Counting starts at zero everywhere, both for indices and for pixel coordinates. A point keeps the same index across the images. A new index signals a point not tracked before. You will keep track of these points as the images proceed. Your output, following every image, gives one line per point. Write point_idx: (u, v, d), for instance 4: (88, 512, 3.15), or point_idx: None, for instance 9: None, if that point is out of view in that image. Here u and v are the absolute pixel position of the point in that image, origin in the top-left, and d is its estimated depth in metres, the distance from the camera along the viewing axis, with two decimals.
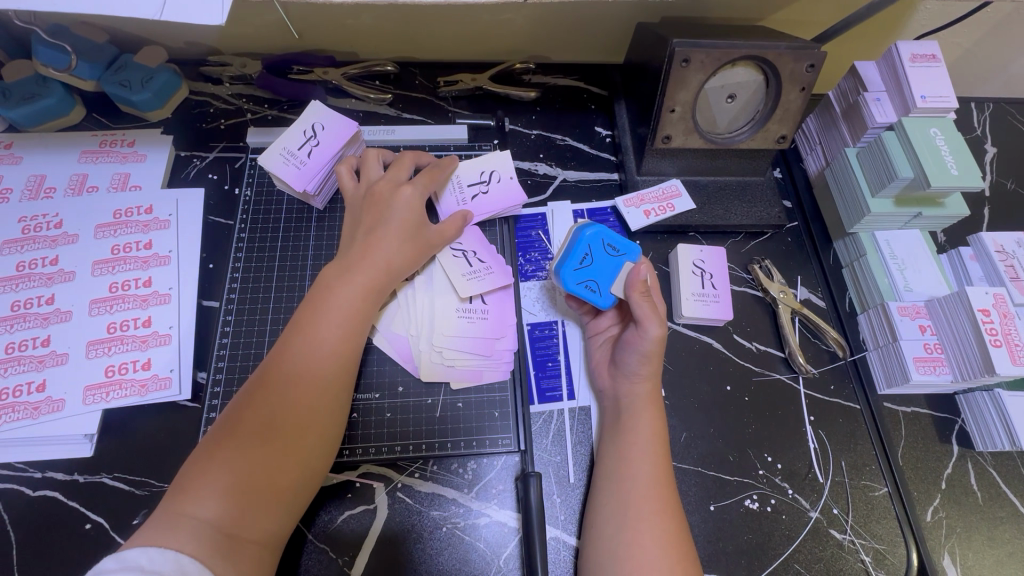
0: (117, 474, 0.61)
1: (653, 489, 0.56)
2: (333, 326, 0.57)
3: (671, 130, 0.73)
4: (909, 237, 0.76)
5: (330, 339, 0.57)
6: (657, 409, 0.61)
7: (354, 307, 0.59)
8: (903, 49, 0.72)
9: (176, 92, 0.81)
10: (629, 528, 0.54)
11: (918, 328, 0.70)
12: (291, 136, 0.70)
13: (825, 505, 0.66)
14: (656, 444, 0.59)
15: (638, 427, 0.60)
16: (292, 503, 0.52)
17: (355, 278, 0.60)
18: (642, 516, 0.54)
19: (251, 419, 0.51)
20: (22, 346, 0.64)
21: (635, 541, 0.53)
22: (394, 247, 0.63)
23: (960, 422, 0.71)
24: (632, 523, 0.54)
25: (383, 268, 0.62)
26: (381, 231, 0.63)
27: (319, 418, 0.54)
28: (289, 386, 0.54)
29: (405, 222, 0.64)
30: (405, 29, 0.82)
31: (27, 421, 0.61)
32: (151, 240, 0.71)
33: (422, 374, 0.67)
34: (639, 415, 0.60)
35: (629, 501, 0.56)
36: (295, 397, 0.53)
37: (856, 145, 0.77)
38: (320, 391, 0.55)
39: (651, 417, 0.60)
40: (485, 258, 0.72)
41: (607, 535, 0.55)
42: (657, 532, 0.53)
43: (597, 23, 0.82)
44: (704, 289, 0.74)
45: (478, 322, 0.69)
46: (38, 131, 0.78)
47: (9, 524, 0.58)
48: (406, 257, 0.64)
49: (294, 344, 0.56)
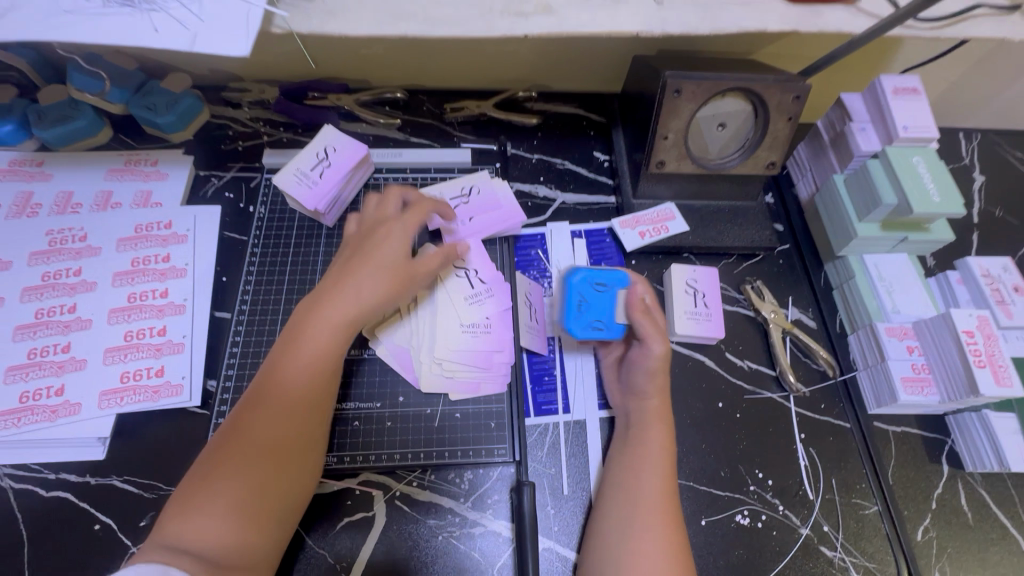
0: (128, 477, 0.63)
1: (660, 499, 0.58)
2: (307, 359, 0.58)
3: (665, 155, 0.77)
4: (896, 260, 0.78)
5: (306, 378, 0.58)
6: (670, 425, 0.63)
7: (332, 348, 0.60)
8: (886, 82, 0.76)
9: (197, 115, 0.87)
10: (635, 536, 0.55)
11: (906, 348, 0.72)
12: (304, 158, 0.73)
13: (815, 522, 0.67)
14: (664, 456, 0.61)
15: (647, 439, 0.62)
16: (280, 523, 0.55)
17: (332, 321, 0.60)
18: (648, 525, 0.56)
19: (229, 461, 0.53)
20: (43, 352, 0.66)
21: (644, 550, 0.54)
22: (379, 288, 0.62)
23: (950, 443, 0.72)
24: (639, 529, 0.56)
25: (359, 306, 0.61)
26: (361, 273, 0.63)
27: (298, 453, 0.57)
28: (264, 423, 0.55)
29: (386, 261, 0.64)
30: (415, 59, 0.87)
31: (45, 423, 0.63)
32: (169, 253, 0.74)
33: (421, 386, 0.69)
34: (649, 428, 0.63)
35: (636, 508, 0.57)
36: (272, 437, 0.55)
37: (843, 172, 0.80)
38: (296, 429, 0.56)
39: (660, 430, 0.63)
40: (486, 278, 0.74)
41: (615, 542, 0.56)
42: (663, 544, 0.55)
43: (595, 55, 0.88)
44: (696, 308, 0.76)
45: (478, 335, 0.71)
46: (68, 151, 0.83)
47: (23, 524, 0.61)
48: (387, 299, 0.63)
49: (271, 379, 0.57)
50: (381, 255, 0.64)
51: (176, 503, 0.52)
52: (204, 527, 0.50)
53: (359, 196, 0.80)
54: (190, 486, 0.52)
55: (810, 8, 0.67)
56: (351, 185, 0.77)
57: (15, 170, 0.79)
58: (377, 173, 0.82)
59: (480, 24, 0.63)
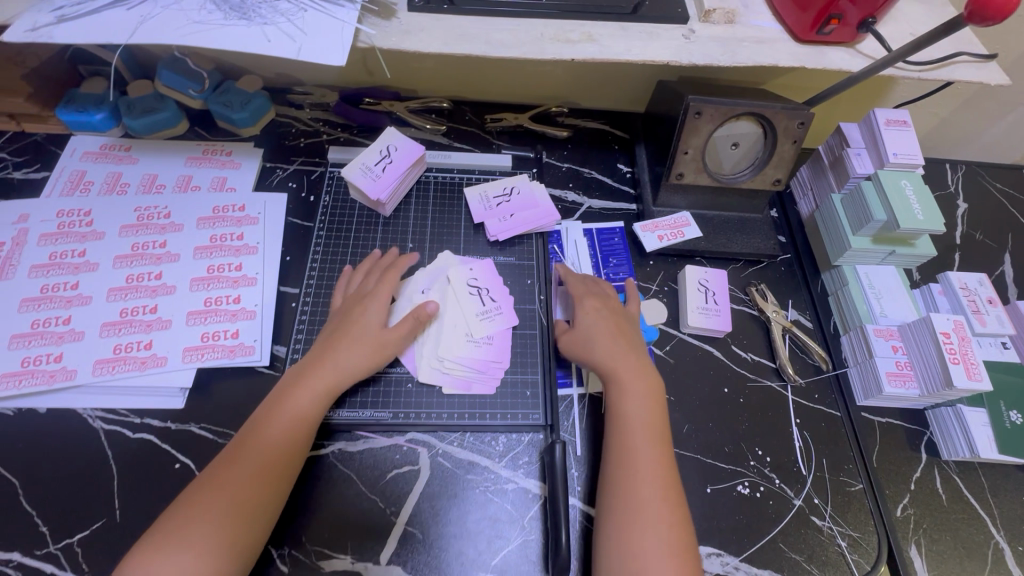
0: (204, 424, 0.72)
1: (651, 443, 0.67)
2: (285, 419, 0.66)
3: (684, 168, 0.87)
4: (885, 271, 0.88)
5: (281, 435, 0.65)
6: (643, 381, 0.71)
7: (307, 413, 0.67)
8: (879, 115, 0.86)
9: (265, 114, 0.97)
10: (635, 478, 0.64)
11: (891, 347, 0.82)
12: (368, 155, 0.83)
13: (808, 495, 0.75)
14: (641, 409, 0.69)
15: (633, 385, 0.71)
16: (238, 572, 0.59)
17: (311, 386, 0.68)
18: (642, 471, 0.65)
19: (197, 513, 0.59)
20: (134, 311, 0.75)
21: (643, 492, 0.63)
22: (354, 360, 0.70)
23: (928, 434, 0.82)
24: (636, 470, 0.65)
25: (336, 375, 0.69)
26: (342, 345, 0.71)
27: (258, 511, 0.61)
28: (234, 477, 0.61)
29: (365, 337, 0.72)
30: (464, 72, 0.98)
31: (136, 371, 0.72)
32: (243, 232, 0.84)
33: (419, 376, 0.75)
34: (635, 379, 0.71)
35: (627, 454, 0.66)
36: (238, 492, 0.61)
37: (840, 192, 0.90)
38: (270, 480, 0.63)
39: (645, 381, 0.72)
40: (496, 297, 0.82)
41: (614, 484, 0.65)
42: (659, 488, 0.64)
43: (623, 77, 0.99)
44: (706, 304, 0.85)
45: (483, 346, 0.78)
46: (151, 138, 0.93)
47: (112, 460, 0.69)
48: (362, 371, 0.71)
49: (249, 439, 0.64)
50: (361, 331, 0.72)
51: (148, 547, 0.57)
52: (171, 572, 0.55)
53: (412, 192, 0.90)
54: (161, 534, 0.58)
55: (816, 48, 0.78)
56: (407, 180, 0.87)
57: (105, 153, 0.89)
58: (428, 172, 0.92)
59: (534, 47, 0.74)
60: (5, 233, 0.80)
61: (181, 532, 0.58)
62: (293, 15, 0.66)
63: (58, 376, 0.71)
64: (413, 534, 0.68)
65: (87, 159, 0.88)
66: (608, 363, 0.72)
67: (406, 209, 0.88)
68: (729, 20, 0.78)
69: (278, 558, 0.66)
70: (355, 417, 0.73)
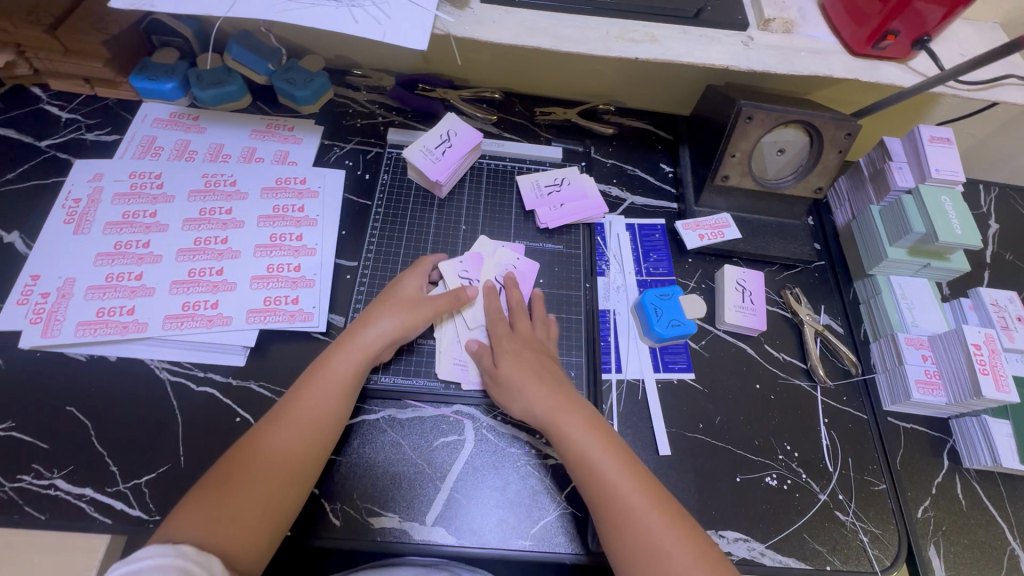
0: (263, 382, 0.76)
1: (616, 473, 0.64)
2: (326, 381, 0.68)
3: (730, 171, 0.90)
4: (917, 283, 0.91)
5: (321, 395, 0.67)
6: (575, 414, 0.69)
7: (345, 375, 0.69)
8: (924, 131, 0.89)
9: (325, 93, 1.00)
10: (620, 510, 0.61)
11: (921, 356, 0.84)
12: (430, 138, 0.87)
13: (833, 491, 0.78)
14: (595, 439, 0.66)
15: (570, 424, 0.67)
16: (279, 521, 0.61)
17: (349, 350, 0.71)
18: (621, 503, 0.61)
19: (239, 474, 0.61)
20: (201, 272, 0.79)
21: (634, 519, 0.60)
22: (388, 326, 0.73)
23: (951, 442, 0.84)
24: (613, 500, 0.62)
25: (373, 338, 0.72)
26: (379, 311, 0.74)
27: (297, 474, 0.63)
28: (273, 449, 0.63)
29: (399, 304, 0.75)
30: (518, 65, 1.01)
31: (203, 328, 0.76)
32: (304, 205, 0.88)
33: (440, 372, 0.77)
34: (573, 418, 0.68)
35: (602, 490, 0.63)
36: (280, 459, 0.63)
37: (879, 204, 0.93)
38: (311, 436, 0.65)
39: (580, 417, 0.68)
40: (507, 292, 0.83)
41: (601, 523, 0.62)
42: (654, 509, 0.61)
43: (673, 79, 1.01)
44: (744, 303, 0.88)
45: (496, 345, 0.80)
46: (216, 109, 0.97)
47: (177, 409, 0.73)
48: (398, 334, 0.73)
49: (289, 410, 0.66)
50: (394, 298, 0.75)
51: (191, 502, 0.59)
52: (214, 518, 0.57)
53: (465, 176, 0.93)
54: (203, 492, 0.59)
55: (870, 62, 0.81)
56: (464, 165, 0.90)
57: (174, 120, 0.93)
58: (482, 159, 0.96)
59: (600, 44, 0.77)
60: (81, 190, 0.84)
61: (226, 491, 0.59)
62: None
63: (130, 327, 0.75)
64: (457, 499, 0.71)
65: (158, 125, 0.92)
66: (541, 407, 0.69)
67: (460, 192, 0.92)
68: (787, 30, 0.81)
69: (330, 513, 0.69)
70: (407, 385, 0.77)
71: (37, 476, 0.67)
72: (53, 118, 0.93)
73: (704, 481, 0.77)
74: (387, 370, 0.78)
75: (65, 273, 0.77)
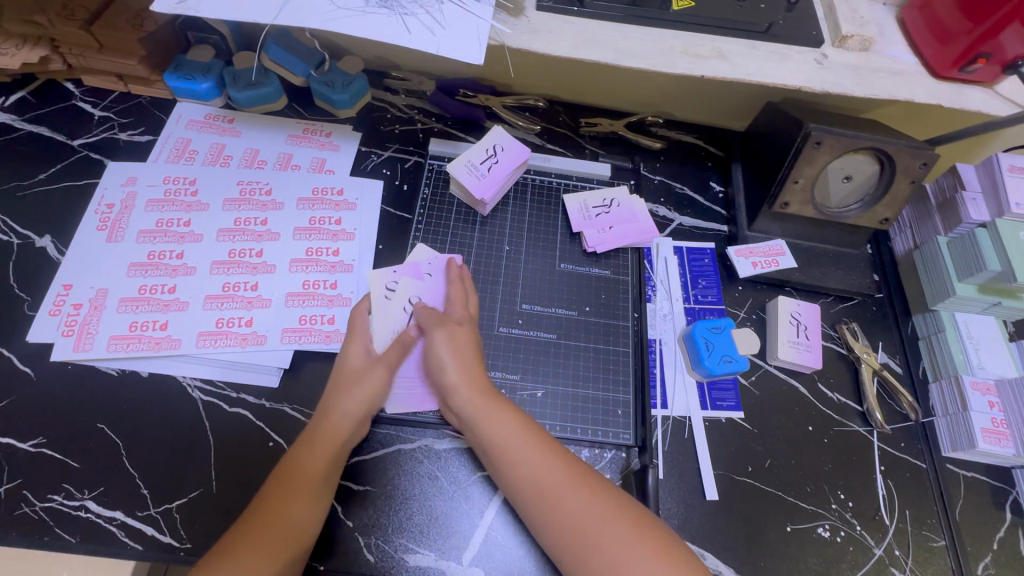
0: (297, 405, 0.73)
1: (550, 470, 0.62)
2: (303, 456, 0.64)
3: (790, 198, 0.85)
4: (985, 321, 0.86)
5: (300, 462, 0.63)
6: (502, 403, 0.67)
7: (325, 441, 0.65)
8: (1003, 160, 0.83)
9: (363, 96, 0.96)
10: (545, 486, 0.61)
11: (987, 403, 0.79)
12: (474, 153, 0.83)
13: (888, 545, 0.74)
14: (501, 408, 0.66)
15: (497, 418, 0.65)
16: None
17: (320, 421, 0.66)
18: (553, 483, 0.61)
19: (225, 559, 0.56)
20: (236, 287, 0.77)
21: (562, 500, 0.60)
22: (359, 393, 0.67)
23: (1014, 493, 0.79)
24: (537, 477, 0.62)
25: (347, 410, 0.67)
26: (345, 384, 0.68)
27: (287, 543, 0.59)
28: (278, 520, 0.59)
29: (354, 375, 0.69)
30: (564, 74, 0.96)
31: (236, 347, 0.73)
32: (340, 217, 0.84)
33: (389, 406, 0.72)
34: (495, 413, 0.66)
35: (542, 490, 0.61)
36: (283, 532, 0.59)
37: (947, 235, 0.87)
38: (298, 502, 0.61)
39: (501, 410, 0.66)
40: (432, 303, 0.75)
41: (529, 507, 0.62)
42: (585, 496, 0.60)
43: (729, 93, 0.96)
44: (798, 338, 0.84)
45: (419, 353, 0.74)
46: (251, 111, 0.93)
47: (210, 432, 0.70)
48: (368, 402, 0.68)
49: (291, 478, 0.62)
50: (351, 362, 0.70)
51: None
52: None
53: (509, 192, 0.89)
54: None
55: (954, 85, 0.74)
56: (508, 181, 0.86)
57: (209, 123, 0.90)
58: (526, 174, 0.91)
59: (663, 59, 0.72)
60: (115, 195, 0.82)
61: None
62: (432, 7, 0.65)
63: (163, 343, 0.72)
64: (495, 538, 0.68)
65: (192, 128, 0.89)
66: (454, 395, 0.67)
67: (503, 209, 0.88)
68: (864, 47, 0.75)
69: (364, 548, 0.67)
70: (447, 416, 0.74)
71: (67, 497, 0.65)
72: (86, 116, 0.90)
73: (752, 529, 0.73)
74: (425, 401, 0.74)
75: (98, 283, 0.75)
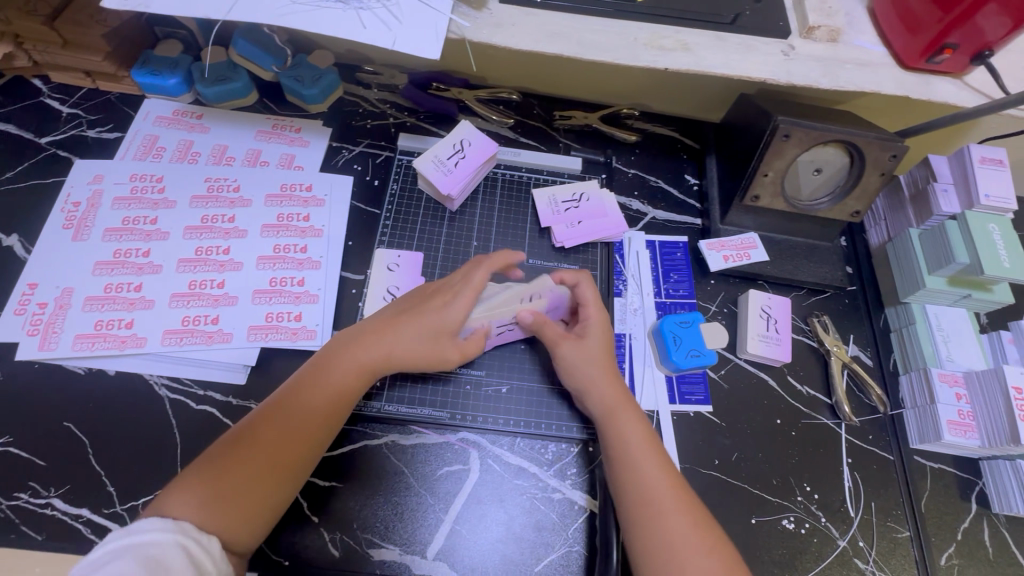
0: (263, 402, 0.73)
1: (676, 491, 0.62)
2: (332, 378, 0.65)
3: (761, 191, 0.85)
4: (955, 314, 0.85)
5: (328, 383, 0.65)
6: (635, 413, 0.68)
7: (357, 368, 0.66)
8: (974, 151, 0.83)
9: (335, 90, 0.95)
10: (632, 455, 0.65)
11: (954, 395, 0.79)
12: (442, 147, 0.83)
13: (853, 536, 0.75)
14: (610, 386, 0.70)
15: (625, 422, 0.67)
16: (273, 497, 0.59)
17: (362, 349, 0.67)
18: (660, 496, 0.61)
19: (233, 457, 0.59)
20: (202, 284, 0.77)
21: (644, 468, 0.63)
22: (412, 344, 0.67)
23: (980, 484, 0.80)
24: (626, 444, 0.65)
25: (385, 355, 0.67)
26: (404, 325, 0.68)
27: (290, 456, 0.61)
28: (290, 432, 0.61)
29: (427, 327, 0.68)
30: (535, 68, 0.95)
31: (202, 345, 0.73)
32: (309, 214, 0.84)
33: None
34: (632, 422, 0.67)
35: (645, 500, 0.61)
36: (290, 445, 0.61)
37: (919, 227, 0.87)
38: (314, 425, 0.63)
39: (631, 416, 0.68)
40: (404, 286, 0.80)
41: (631, 514, 0.61)
42: (686, 517, 0.60)
43: (703, 85, 0.95)
44: (768, 331, 0.84)
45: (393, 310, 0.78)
46: (221, 107, 0.92)
47: (176, 429, 0.70)
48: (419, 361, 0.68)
49: (307, 396, 0.63)
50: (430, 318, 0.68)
51: (190, 479, 0.57)
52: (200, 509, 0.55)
53: (479, 187, 0.90)
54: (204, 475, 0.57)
55: (922, 76, 0.74)
56: (477, 176, 0.86)
57: (177, 119, 0.90)
58: (496, 169, 0.92)
59: (627, 52, 0.71)
60: (81, 194, 0.82)
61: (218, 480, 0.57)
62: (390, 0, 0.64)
63: (128, 342, 0.73)
64: (459, 533, 0.69)
65: (160, 124, 0.89)
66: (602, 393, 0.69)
67: (473, 204, 0.88)
68: (832, 38, 0.74)
69: (329, 542, 0.67)
70: (414, 413, 0.74)
71: (33, 495, 0.66)
72: (53, 113, 0.90)
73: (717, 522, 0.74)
74: (391, 398, 0.75)
75: (64, 282, 0.75)
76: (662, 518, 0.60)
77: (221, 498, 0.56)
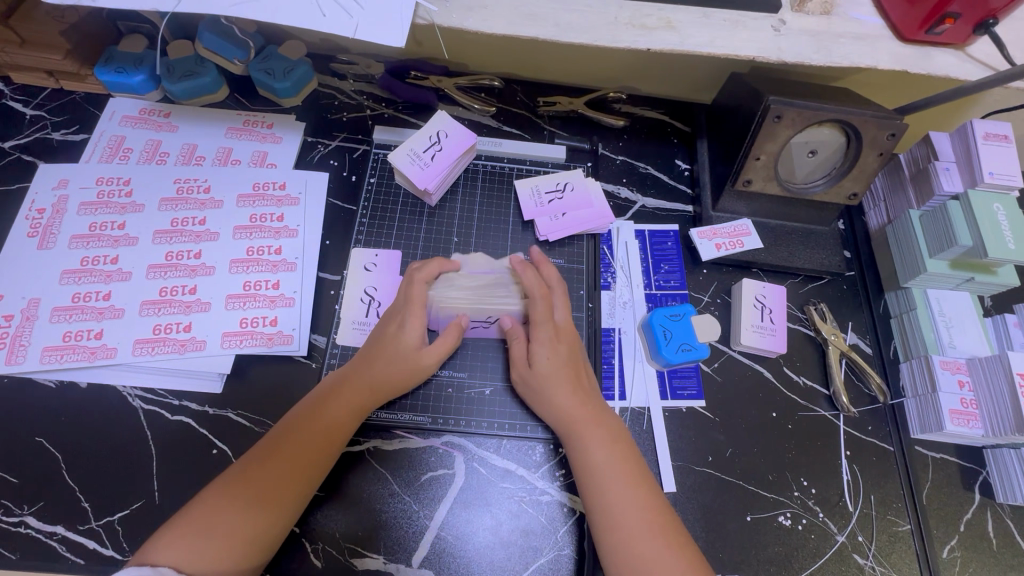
0: (240, 411, 0.70)
1: (649, 516, 0.60)
2: (320, 420, 0.64)
3: (753, 175, 0.81)
4: (959, 298, 0.82)
5: (314, 424, 0.64)
6: (610, 433, 0.66)
7: (343, 407, 0.65)
8: (977, 127, 0.78)
9: (308, 83, 0.91)
10: (602, 481, 0.62)
11: (957, 382, 0.76)
12: (418, 140, 0.79)
13: (851, 531, 0.73)
14: (586, 408, 0.66)
15: (597, 445, 0.64)
16: (264, 539, 0.58)
17: (350, 387, 0.66)
18: (633, 521, 0.59)
19: (220, 503, 0.58)
20: (173, 291, 0.74)
21: (615, 494, 0.61)
22: (391, 374, 0.67)
23: (984, 474, 0.77)
24: (599, 470, 0.63)
25: (369, 388, 0.66)
26: (381, 355, 0.67)
27: (282, 499, 0.60)
28: (277, 474, 0.60)
29: (398, 354, 0.67)
30: (515, 53, 0.91)
31: (175, 354, 0.71)
32: (283, 213, 0.81)
33: (336, 335, 0.74)
34: (604, 442, 0.64)
35: (618, 527, 0.59)
36: (276, 488, 0.60)
37: (920, 208, 0.83)
38: (307, 466, 0.62)
39: (605, 438, 0.65)
40: (379, 286, 0.77)
41: (603, 537, 0.60)
42: (659, 544, 0.58)
43: (692, 65, 0.90)
44: (762, 322, 0.81)
45: (366, 306, 0.76)
46: (189, 104, 0.88)
47: (151, 441, 0.68)
48: (400, 386, 0.68)
49: (292, 439, 0.62)
50: (400, 343, 0.67)
51: (177, 527, 0.56)
52: (188, 555, 0.54)
53: (459, 180, 0.87)
54: (191, 521, 0.56)
55: (921, 48, 0.69)
56: (455, 169, 0.83)
57: (144, 118, 0.86)
58: (477, 160, 0.89)
59: (607, 33, 0.67)
60: (46, 200, 0.79)
61: (204, 527, 0.56)
62: None
63: (98, 353, 0.70)
64: (445, 539, 0.67)
65: (126, 124, 0.85)
66: (575, 411, 0.66)
67: (453, 198, 0.85)
68: (825, 11, 0.70)
69: (312, 552, 0.66)
70: (396, 417, 0.72)
71: (6, 513, 0.64)
72: (15, 116, 0.86)
73: (711, 521, 0.72)
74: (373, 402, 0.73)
75: (30, 293, 0.73)
76: (630, 547, 0.58)
77: (208, 542, 0.55)
